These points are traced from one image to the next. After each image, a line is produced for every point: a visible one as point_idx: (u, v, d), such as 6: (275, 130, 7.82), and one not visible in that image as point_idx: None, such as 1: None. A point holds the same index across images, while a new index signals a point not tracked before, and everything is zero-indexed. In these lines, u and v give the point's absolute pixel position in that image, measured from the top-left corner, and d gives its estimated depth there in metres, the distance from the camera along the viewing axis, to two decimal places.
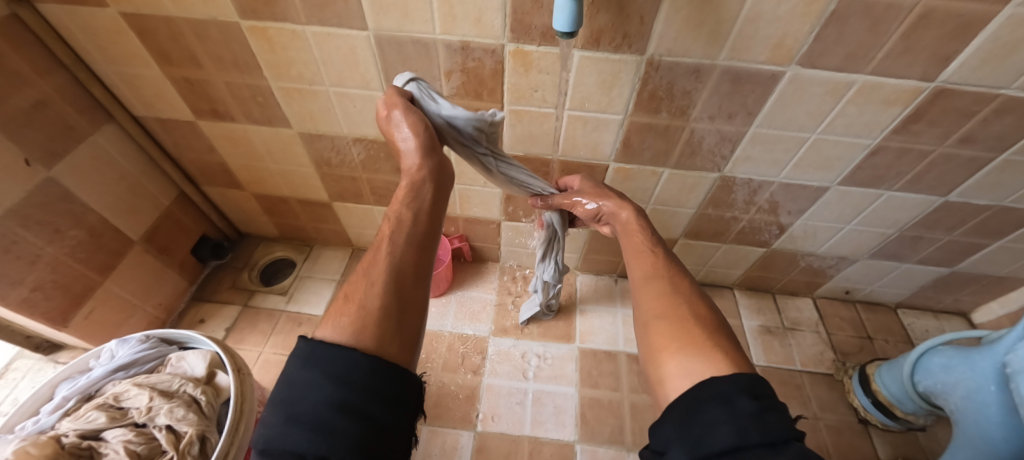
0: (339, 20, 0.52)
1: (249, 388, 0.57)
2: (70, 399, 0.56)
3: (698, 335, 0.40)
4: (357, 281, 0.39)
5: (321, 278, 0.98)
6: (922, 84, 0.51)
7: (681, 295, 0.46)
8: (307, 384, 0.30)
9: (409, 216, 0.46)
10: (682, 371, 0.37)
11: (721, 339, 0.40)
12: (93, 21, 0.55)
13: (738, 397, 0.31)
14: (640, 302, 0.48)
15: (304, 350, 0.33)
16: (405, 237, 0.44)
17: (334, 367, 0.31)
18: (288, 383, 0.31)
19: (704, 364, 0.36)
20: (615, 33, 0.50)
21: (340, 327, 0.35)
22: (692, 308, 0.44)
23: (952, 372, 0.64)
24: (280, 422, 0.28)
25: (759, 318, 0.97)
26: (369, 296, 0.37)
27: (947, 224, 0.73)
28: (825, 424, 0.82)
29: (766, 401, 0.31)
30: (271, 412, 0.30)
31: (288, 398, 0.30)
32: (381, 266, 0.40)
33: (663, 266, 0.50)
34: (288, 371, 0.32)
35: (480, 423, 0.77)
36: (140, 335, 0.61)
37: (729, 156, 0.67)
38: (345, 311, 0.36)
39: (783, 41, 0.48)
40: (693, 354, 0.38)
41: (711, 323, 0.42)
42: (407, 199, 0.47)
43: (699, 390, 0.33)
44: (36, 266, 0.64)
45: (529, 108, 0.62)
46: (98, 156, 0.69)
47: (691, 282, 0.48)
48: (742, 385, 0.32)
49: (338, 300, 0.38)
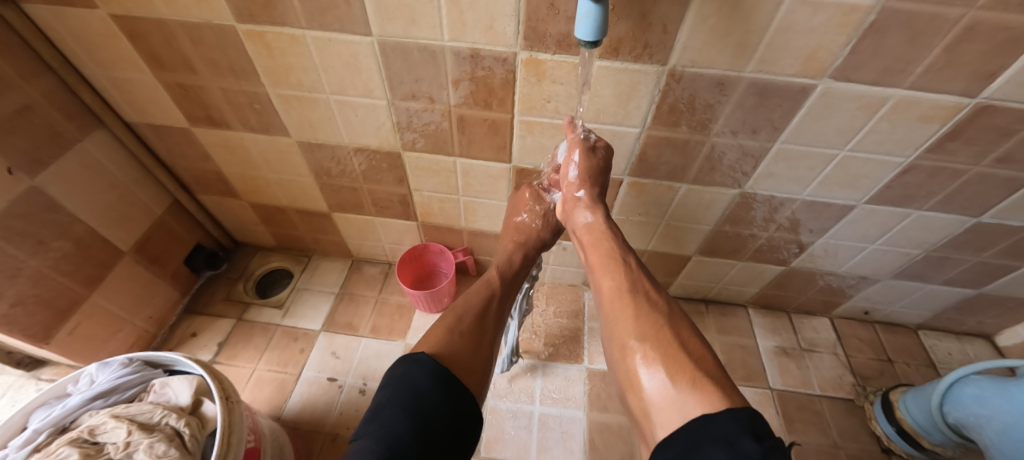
0: (341, 25, 0.49)
1: (238, 417, 0.53)
2: (41, 433, 0.52)
3: (685, 361, 0.34)
4: (466, 312, 0.49)
5: (319, 291, 0.95)
6: (964, 100, 0.47)
7: (660, 313, 0.40)
8: (431, 399, 0.35)
9: (498, 281, 0.57)
10: (671, 405, 0.32)
11: (710, 365, 0.34)
12: (81, 24, 0.52)
13: (738, 439, 0.25)
14: (611, 323, 0.42)
15: (431, 364, 0.38)
16: (501, 300, 0.55)
17: (452, 388, 0.37)
18: (412, 389, 0.36)
19: (690, 397, 0.31)
20: (634, 43, 0.47)
21: (448, 344, 0.43)
22: (674, 329, 0.38)
23: (985, 404, 0.60)
24: (405, 426, 0.33)
25: (774, 338, 0.93)
26: (476, 334, 0.47)
27: (977, 245, 0.69)
28: (846, 454, 0.78)
29: (769, 442, 0.26)
30: (391, 412, 0.34)
31: (413, 405, 0.34)
32: (483, 312, 0.51)
33: (638, 281, 0.45)
34: (413, 378, 0.37)
35: (482, 449, 0.73)
36: (122, 357, 0.58)
37: (750, 173, 0.63)
38: (457, 333, 0.45)
39: (816, 53, 0.45)
40: (680, 382, 0.32)
41: (698, 344, 0.37)
42: (503, 270, 0.59)
43: (692, 431, 0.28)
44: (17, 280, 0.60)
45: (541, 119, 0.59)
46: (87, 164, 0.66)
47: (668, 299, 0.43)
48: (741, 423, 0.27)
49: (452, 327, 0.46)
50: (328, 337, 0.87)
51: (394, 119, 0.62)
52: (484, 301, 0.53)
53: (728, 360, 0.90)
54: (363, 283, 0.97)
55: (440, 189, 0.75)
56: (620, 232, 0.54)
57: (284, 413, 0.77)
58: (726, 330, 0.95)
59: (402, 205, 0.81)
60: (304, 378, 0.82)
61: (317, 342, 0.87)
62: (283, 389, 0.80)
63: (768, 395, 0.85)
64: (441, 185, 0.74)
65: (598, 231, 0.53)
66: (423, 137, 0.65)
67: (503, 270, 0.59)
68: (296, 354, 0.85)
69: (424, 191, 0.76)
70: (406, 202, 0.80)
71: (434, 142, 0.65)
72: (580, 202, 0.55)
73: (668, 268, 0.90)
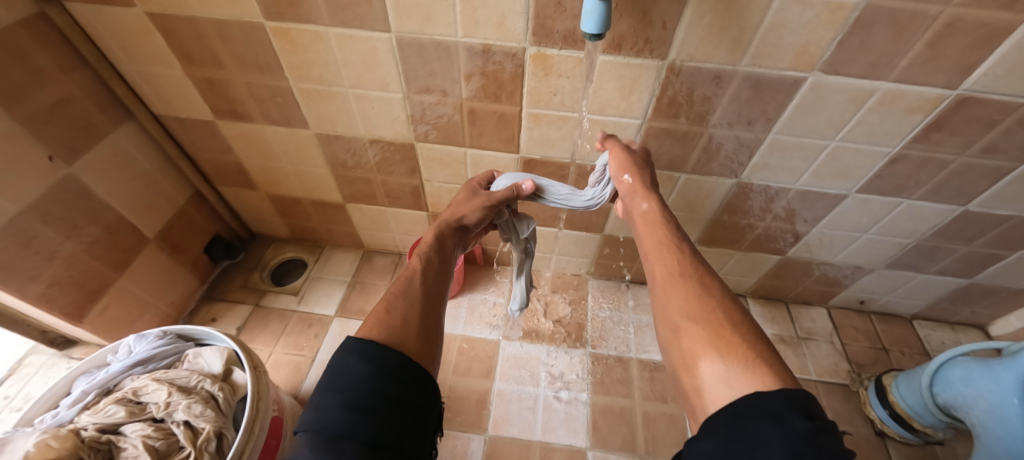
0: (362, 23, 0.52)
1: (265, 386, 0.56)
2: (89, 394, 0.56)
3: (737, 341, 0.36)
4: (390, 296, 0.45)
5: (332, 280, 0.98)
6: (945, 92, 0.50)
7: (714, 297, 0.42)
8: (362, 376, 0.31)
9: (436, 259, 0.54)
10: (722, 381, 0.33)
11: (762, 347, 0.35)
12: (119, 21, 0.56)
13: (789, 415, 0.26)
14: (668, 303, 0.44)
15: (355, 346, 0.34)
16: (432, 273, 0.51)
17: (385, 357, 0.33)
18: (341, 373, 0.32)
19: (742, 374, 0.32)
20: (636, 39, 0.50)
21: (375, 329, 0.39)
22: (727, 311, 0.40)
23: (973, 385, 0.62)
24: (333, 407, 0.29)
25: (772, 327, 0.96)
26: (410, 312, 0.43)
27: (967, 234, 0.72)
28: (841, 436, 0.81)
29: (821, 422, 0.26)
30: (323, 398, 0.30)
31: (341, 386, 0.31)
32: (414, 290, 0.47)
33: (691, 265, 0.47)
34: (338, 364, 0.33)
35: (490, 428, 0.76)
36: (157, 330, 0.61)
37: (747, 163, 0.66)
38: (385, 318, 0.41)
39: (806, 48, 0.48)
40: (732, 360, 0.34)
41: (751, 327, 0.38)
42: (432, 243, 0.56)
43: (739, 405, 0.29)
44: (54, 262, 0.64)
45: (548, 112, 0.62)
46: (117, 153, 0.70)
47: (721, 281, 0.45)
48: (791, 403, 0.27)
49: (377, 310, 0.42)
50: (341, 322, 0.91)
51: (409, 112, 0.65)
52: (406, 282, 0.48)
53: None
54: (374, 273, 1.00)
55: (451, 179, 0.79)
56: (673, 215, 0.55)
57: (301, 393, 0.81)
58: None
59: (414, 196, 0.84)
60: (319, 361, 0.85)
61: (331, 327, 0.90)
62: (299, 371, 0.83)
63: None
64: (452, 176, 0.78)
65: (652, 218, 0.54)
66: (435, 129, 0.68)
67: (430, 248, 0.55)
68: (311, 339, 0.88)
69: (435, 182, 0.80)
70: (417, 193, 0.83)
71: (446, 134, 0.69)
72: (637, 191, 0.56)
73: None
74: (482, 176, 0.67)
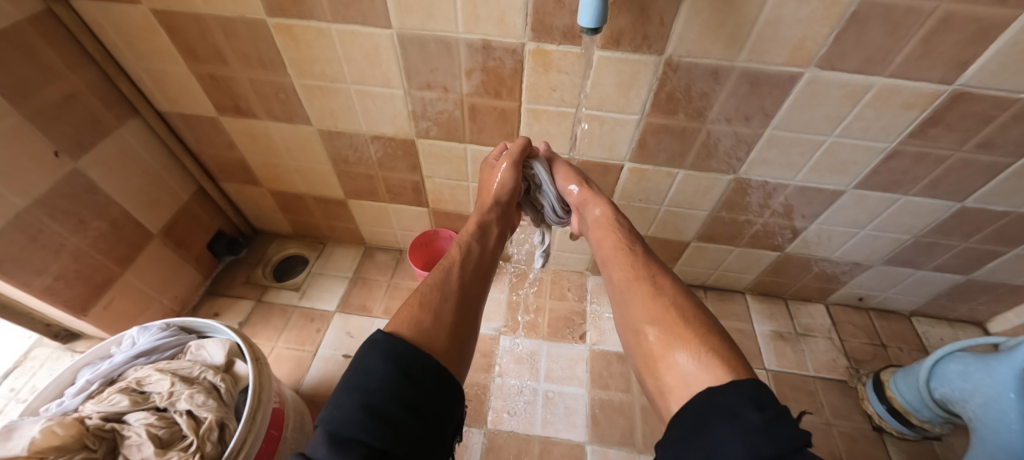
0: (364, 19, 0.53)
1: (266, 377, 0.57)
2: (93, 383, 0.57)
3: (691, 337, 0.39)
4: (426, 288, 0.46)
5: (334, 275, 0.99)
6: (941, 87, 0.51)
7: (669, 297, 0.44)
8: (385, 376, 0.32)
9: (475, 249, 0.54)
10: (684, 379, 0.36)
11: (713, 338, 0.38)
12: (125, 18, 0.57)
13: (742, 410, 0.28)
14: (627, 307, 0.46)
15: (382, 342, 0.35)
16: (469, 268, 0.51)
17: (410, 362, 0.34)
18: (364, 369, 0.33)
19: (702, 369, 0.35)
20: (634, 34, 0.51)
21: (407, 324, 0.40)
22: (681, 309, 0.42)
23: (969, 380, 0.63)
24: (355, 408, 0.29)
25: (770, 323, 0.97)
26: (443, 309, 0.43)
27: (964, 230, 0.72)
28: (838, 431, 0.81)
29: (772, 411, 0.28)
30: (341, 396, 0.31)
31: (362, 384, 0.31)
32: (450, 284, 0.47)
33: (645, 266, 0.49)
34: (359, 361, 0.34)
35: (489, 422, 0.77)
36: (160, 323, 0.62)
37: (744, 159, 0.67)
38: (418, 314, 0.41)
39: (802, 43, 0.49)
40: (688, 358, 0.37)
41: (702, 321, 0.41)
42: (474, 234, 0.56)
43: (702, 403, 0.31)
44: (60, 255, 0.65)
45: (547, 108, 0.63)
46: (122, 149, 0.71)
47: (675, 280, 0.48)
48: (747, 396, 0.29)
49: (412, 303, 0.43)
50: (343, 318, 0.92)
51: (410, 108, 0.66)
52: (443, 275, 0.49)
53: None
54: (375, 269, 1.01)
55: (452, 175, 0.79)
56: (627, 220, 0.58)
57: (302, 387, 0.82)
58: (724, 315, 0.99)
59: (415, 191, 0.85)
60: (320, 355, 0.86)
61: (332, 322, 0.91)
62: (301, 365, 0.84)
63: (763, 375, 0.88)
64: (453, 172, 0.79)
65: (606, 223, 0.57)
66: (437, 125, 0.69)
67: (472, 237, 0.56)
68: (312, 333, 0.89)
69: (436, 178, 0.80)
70: (418, 189, 0.84)
71: (446, 130, 0.69)
72: (589, 200, 0.60)
73: (668, 255, 0.94)
74: (498, 145, 0.68)
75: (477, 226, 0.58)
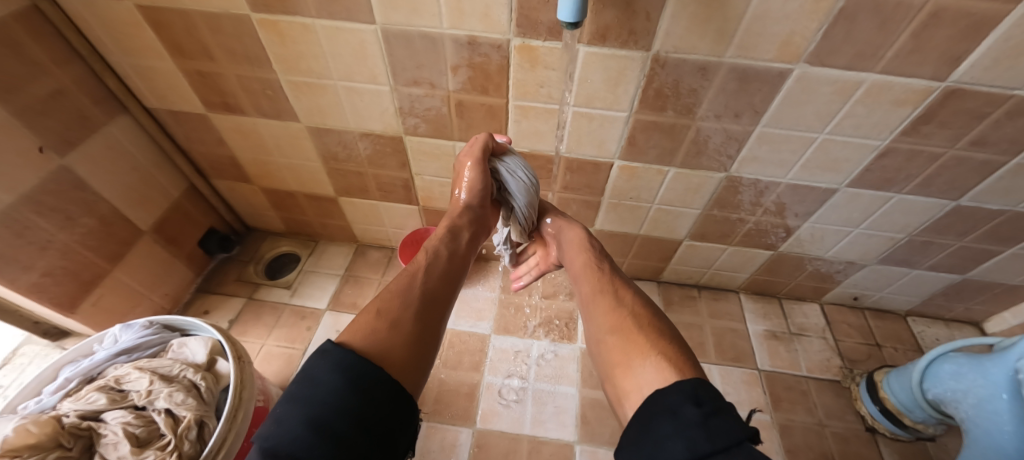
0: (348, 14, 0.53)
1: (248, 375, 0.57)
2: (72, 381, 0.57)
3: (644, 342, 0.39)
4: (387, 295, 0.46)
5: (325, 273, 0.99)
6: (933, 84, 0.50)
7: (627, 307, 0.45)
8: (330, 389, 0.32)
9: (443, 255, 0.54)
10: (638, 383, 0.36)
11: (667, 343, 0.38)
12: (110, 14, 0.57)
13: (681, 405, 0.29)
14: (592, 319, 0.47)
15: (333, 353, 0.35)
16: (434, 276, 0.51)
17: (361, 375, 0.34)
18: (309, 380, 0.33)
19: (654, 373, 0.35)
20: (621, 30, 0.50)
21: (362, 334, 0.40)
22: (638, 317, 0.43)
23: (962, 380, 0.62)
24: (295, 422, 0.30)
25: (764, 323, 0.96)
26: (402, 319, 0.43)
27: (959, 229, 0.71)
28: (831, 431, 0.81)
29: (712, 405, 0.29)
30: (285, 409, 0.31)
31: (306, 396, 0.31)
32: (412, 292, 0.47)
33: (609, 281, 0.50)
34: (306, 372, 0.34)
35: (479, 422, 0.76)
36: (143, 320, 0.63)
37: (735, 156, 0.66)
38: (374, 321, 0.41)
39: (791, 38, 0.48)
40: (640, 363, 0.37)
41: (659, 327, 0.41)
42: (444, 238, 0.56)
43: (647, 406, 0.32)
44: (47, 252, 0.65)
45: (535, 104, 0.62)
46: (111, 146, 0.71)
47: (636, 292, 0.48)
48: (687, 392, 0.30)
49: (371, 310, 0.43)
50: (334, 316, 0.92)
51: (398, 105, 0.66)
52: (406, 281, 0.49)
53: (718, 342, 0.93)
54: (367, 267, 1.01)
55: (441, 173, 0.79)
56: (596, 241, 0.60)
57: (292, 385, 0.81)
58: (718, 314, 0.98)
59: (405, 189, 0.85)
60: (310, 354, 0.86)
61: (323, 320, 0.91)
62: (291, 363, 0.84)
63: (756, 375, 0.88)
64: (443, 170, 0.78)
65: (577, 243, 0.60)
66: (425, 122, 0.68)
67: (441, 242, 0.56)
68: (303, 331, 0.89)
69: (426, 176, 0.80)
70: (408, 186, 0.84)
71: (435, 127, 0.69)
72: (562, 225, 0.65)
73: (661, 254, 0.93)
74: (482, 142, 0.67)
75: (447, 229, 0.58)
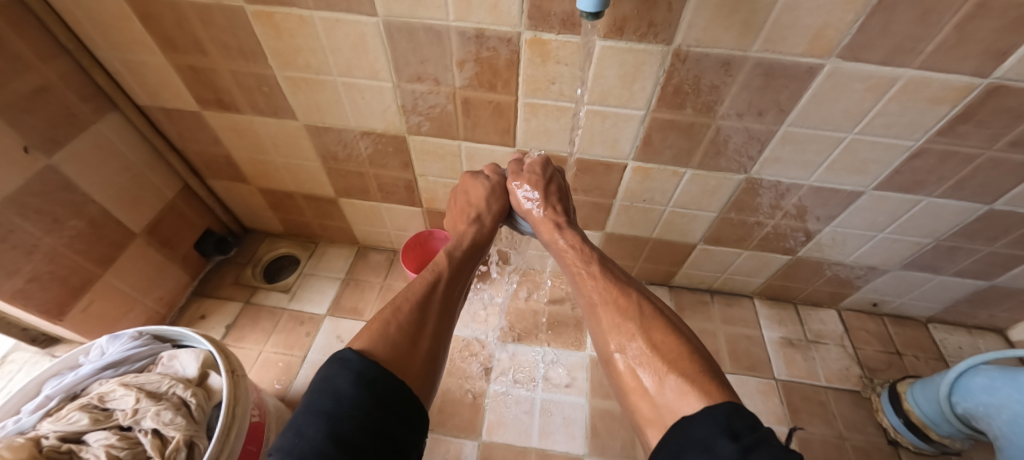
0: (347, 5, 0.49)
1: (243, 390, 0.54)
2: (53, 398, 0.55)
3: (662, 364, 0.36)
4: (404, 300, 0.43)
5: (325, 277, 0.96)
6: (975, 80, 0.46)
7: (634, 321, 0.41)
8: (353, 401, 0.30)
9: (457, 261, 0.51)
10: (658, 410, 0.34)
11: (688, 363, 0.35)
12: (96, 7, 0.54)
13: (714, 441, 0.27)
14: (597, 334, 0.44)
15: (354, 363, 0.33)
16: (450, 285, 0.48)
17: (383, 389, 0.32)
18: (331, 393, 0.31)
19: (677, 396, 0.33)
20: (640, 22, 0.46)
21: (383, 341, 0.37)
22: (647, 333, 0.40)
23: (996, 394, 0.58)
24: (319, 435, 0.28)
25: (780, 329, 0.93)
26: (422, 332, 0.40)
27: (989, 234, 0.68)
28: (851, 445, 0.77)
29: (749, 440, 0.26)
30: (306, 422, 0.29)
31: (331, 410, 0.29)
32: (428, 300, 0.44)
33: (607, 289, 0.46)
34: (330, 379, 0.32)
35: (484, 433, 0.73)
36: (131, 331, 0.60)
37: (756, 157, 0.63)
38: (392, 330, 0.38)
39: (823, 31, 0.44)
40: (658, 388, 0.35)
41: (672, 345, 0.38)
42: (458, 244, 0.54)
43: (679, 438, 0.30)
44: (33, 257, 0.62)
45: (546, 101, 0.59)
46: (101, 144, 0.68)
47: (643, 299, 0.44)
48: (719, 423, 0.28)
49: (386, 317, 0.40)
50: (334, 321, 0.89)
51: (400, 102, 0.63)
52: (424, 288, 0.46)
53: (732, 350, 0.90)
54: (368, 270, 0.98)
55: (445, 173, 0.76)
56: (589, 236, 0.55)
57: (290, 394, 0.78)
58: (731, 320, 0.95)
59: (407, 190, 0.82)
60: (310, 360, 0.83)
61: (323, 325, 0.88)
62: (290, 370, 0.81)
63: (772, 384, 0.84)
64: (446, 170, 0.75)
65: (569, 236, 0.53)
66: (428, 120, 0.65)
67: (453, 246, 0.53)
68: (302, 337, 0.86)
69: (430, 176, 0.77)
70: (411, 187, 0.80)
71: (439, 125, 0.66)
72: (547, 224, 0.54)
73: (672, 258, 0.90)
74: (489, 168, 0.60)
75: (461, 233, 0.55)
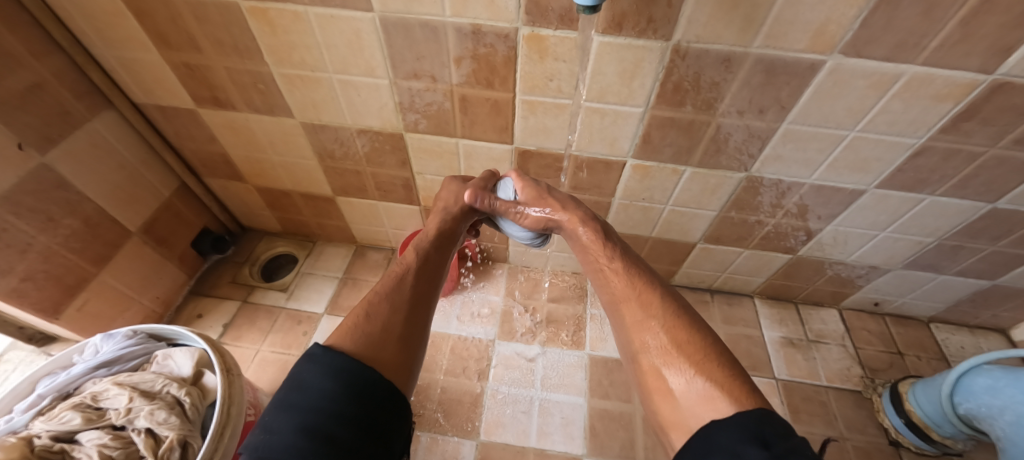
0: (342, 2, 0.49)
1: (237, 390, 0.54)
2: (45, 398, 0.54)
3: (687, 366, 0.36)
4: (374, 296, 0.42)
5: (323, 276, 0.96)
6: (979, 77, 0.46)
7: (659, 319, 0.40)
8: (324, 394, 0.29)
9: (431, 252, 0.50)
10: (682, 413, 0.34)
11: (716, 367, 0.35)
12: (89, 3, 0.53)
13: (742, 447, 0.25)
14: (620, 330, 0.44)
15: (321, 357, 0.33)
16: (423, 273, 0.47)
17: (354, 378, 0.31)
18: (301, 389, 0.30)
19: (703, 401, 0.33)
20: (639, 17, 0.46)
21: (351, 336, 0.37)
22: (672, 332, 0.39)
23: (998, 395, 0.58)
24: (289, 431, 0.27)
25: (780, 329, 0.92)
26: (393, 323, 0.39)
27: (993, 233, 0.67)
28: (852, 445, 0.77)
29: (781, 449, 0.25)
30: (278, 418, 0.29)
31: (301, 405, 0.29)
32: (399, 293, 0.43)
33: (631, 285, 0.44)
34: (298, 376, 0.32)
35: (482, 433, 0.73)
36: (126, 330, 0.59)
37: (757, 155, 0.62)
38: (362, 325, 0.38)
39: (825, 27, 0.44)
40: (685, 391, 0.34)
41: (697, 347, 0.37)
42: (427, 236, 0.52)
43: (704, 445, 0.29)
44: (27, 256, 0.62)
45: (544, 99, 0.58)
46: (96, 143, 0.67)
47: (665, 294, 0.43)
48: (748, 431, 0.27)
49: (355, 315, 0.40)
50: (331, 320, 0.88)
51: (397, 99, 0.62)
52: (394, 281, 0.45)
53: (733, 349, 0.89)
54: (366, 269, 0.98)
55: (442, 171, 0.75)
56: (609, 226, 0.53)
57: None
58: (732, 320, 0.94)
59: (405, 188, 0.81)
60: None
61: (321, 325, 0.88)
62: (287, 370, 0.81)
63: (773, 384, 0.84)
64: (444, 168, 0.74)
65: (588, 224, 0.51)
66: (426, 118, 0.64)
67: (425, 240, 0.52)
68: (299, 337, 0.86)
69: (427, 175, 0.76)
70: (409, 185, 0.80)
71: (436, 123, 0.65)
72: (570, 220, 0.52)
73: (672, 257, 0.89)
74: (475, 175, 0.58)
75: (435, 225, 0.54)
